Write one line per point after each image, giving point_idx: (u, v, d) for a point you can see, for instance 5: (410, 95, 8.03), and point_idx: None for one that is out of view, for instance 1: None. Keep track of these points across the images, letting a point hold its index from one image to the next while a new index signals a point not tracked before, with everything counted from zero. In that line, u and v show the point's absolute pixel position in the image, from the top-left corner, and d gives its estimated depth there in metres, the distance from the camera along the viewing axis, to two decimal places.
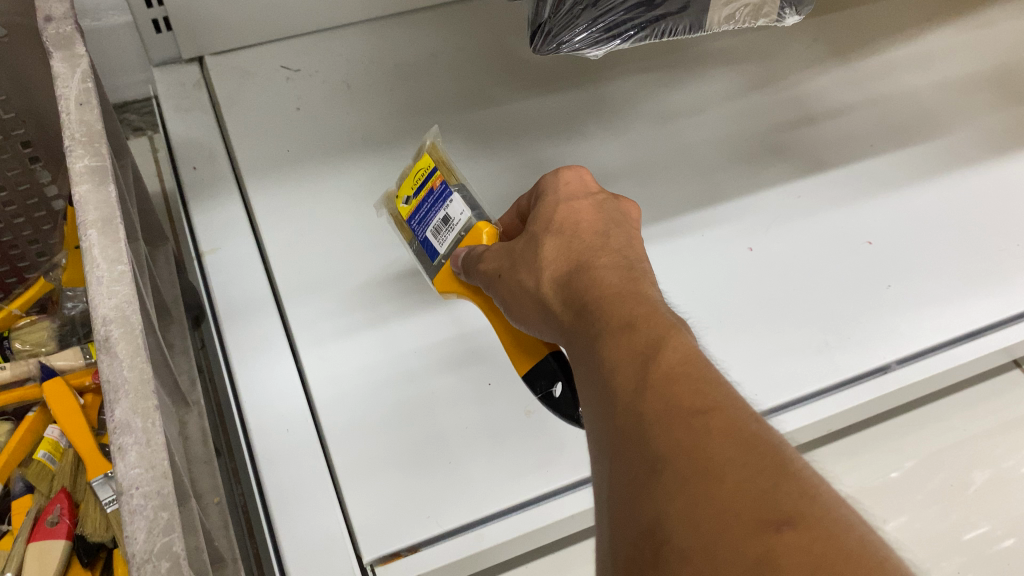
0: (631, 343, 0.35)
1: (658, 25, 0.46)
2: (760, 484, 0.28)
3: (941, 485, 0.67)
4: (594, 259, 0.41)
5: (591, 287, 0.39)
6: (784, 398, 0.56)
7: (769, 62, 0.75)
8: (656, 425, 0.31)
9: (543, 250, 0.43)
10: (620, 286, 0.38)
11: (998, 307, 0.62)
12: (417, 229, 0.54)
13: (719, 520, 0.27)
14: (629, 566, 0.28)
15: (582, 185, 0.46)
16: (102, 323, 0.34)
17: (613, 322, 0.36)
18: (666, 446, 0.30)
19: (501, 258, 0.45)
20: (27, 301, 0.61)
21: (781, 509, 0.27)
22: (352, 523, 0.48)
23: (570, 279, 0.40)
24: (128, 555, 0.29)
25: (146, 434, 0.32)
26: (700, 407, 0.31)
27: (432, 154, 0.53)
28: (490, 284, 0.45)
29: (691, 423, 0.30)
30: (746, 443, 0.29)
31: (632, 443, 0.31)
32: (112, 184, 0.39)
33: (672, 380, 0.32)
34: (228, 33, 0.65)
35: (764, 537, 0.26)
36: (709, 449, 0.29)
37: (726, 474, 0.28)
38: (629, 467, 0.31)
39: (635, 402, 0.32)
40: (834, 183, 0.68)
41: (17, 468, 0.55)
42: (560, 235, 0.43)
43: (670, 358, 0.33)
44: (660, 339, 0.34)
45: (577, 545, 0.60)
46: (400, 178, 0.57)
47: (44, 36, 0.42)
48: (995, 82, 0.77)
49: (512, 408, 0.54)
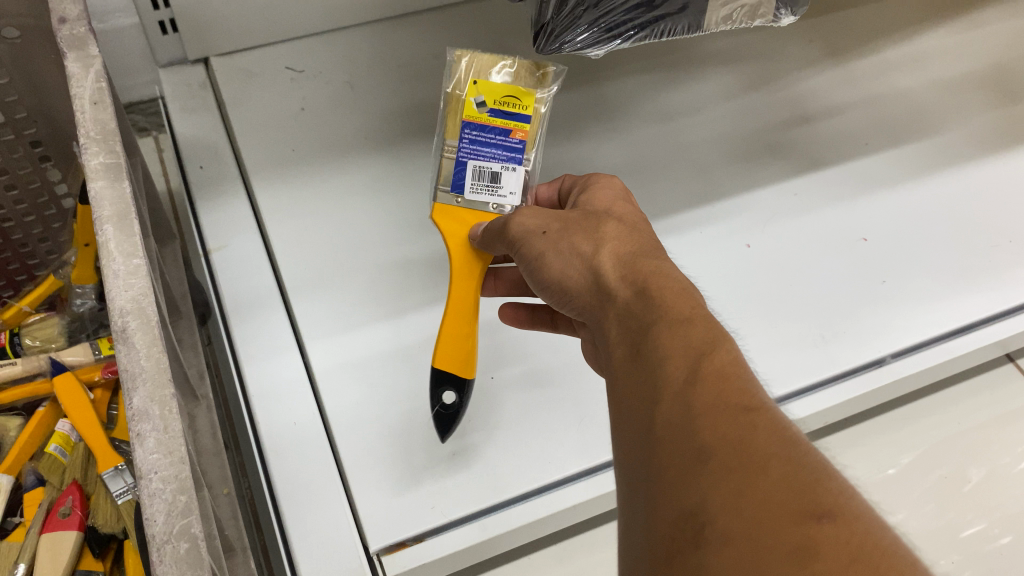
0: (685, 335, 0.35)
1: (657, 25, 0.48)
2: (801, 477, 0.29)
3: (936, 479, 0.68)
4: (646, 256, 0.41)
5: (643, 282, 0.39)
6: (796, 386, 0.57)
7: (765, 63, 0.77)
8: (706, 414, 0.32)
9: (594, 234, 0.43)
10: (672, 282, 0.39)
11: (991, 302, 0.63)
12: (466, 145, 0.52)
13: (764, 508, 0.28)
14: (666, 544, 0.29)
15: (630, 195, 0.48)
16: (120, 314, 0.35)
17: (665, 315, 0.37)
18: (714, 436, 0.31)
19: (547, 220, 0.44)
20: (37, 298, 0.63)
21: (821, 503, 0.28)
22: (358, 514, 0.49)
23: (619, 268, 0.41)
24: (149, 536, 0.30)
25: (164, 421, 0.33)
26: (747, 403, 0.32)
27: (533, 101, 0.53)
28: (524, 241, 0.44)
29: (740, 416, 0.31)
30: (790, 441, 0.31)
31: (678, 427, 0.32)
32: (126, 181, 0.39)
33: (723, 376, 0.33)
34: (233, 34, 0.67)
35: (805, 526, 0.27)
36: (756, 443, 0.30)
37: (772, 467, 0.30)
38: (672, 453, 0.32)
39: (687, 390, 0.33)
40: (830, 181, 0.69)
41: (29, 461, 0.56)
42: (614, 230, 0.43)
43: (721, 359, 0.34)
44: (712, 340, 0.35)
45: (577, 537, 0.61)
46: (485, 62, 0.53)
47: (58, 37, 0.43)
48: (987, 82, 0.78)
49: (513, 401, 0.55)
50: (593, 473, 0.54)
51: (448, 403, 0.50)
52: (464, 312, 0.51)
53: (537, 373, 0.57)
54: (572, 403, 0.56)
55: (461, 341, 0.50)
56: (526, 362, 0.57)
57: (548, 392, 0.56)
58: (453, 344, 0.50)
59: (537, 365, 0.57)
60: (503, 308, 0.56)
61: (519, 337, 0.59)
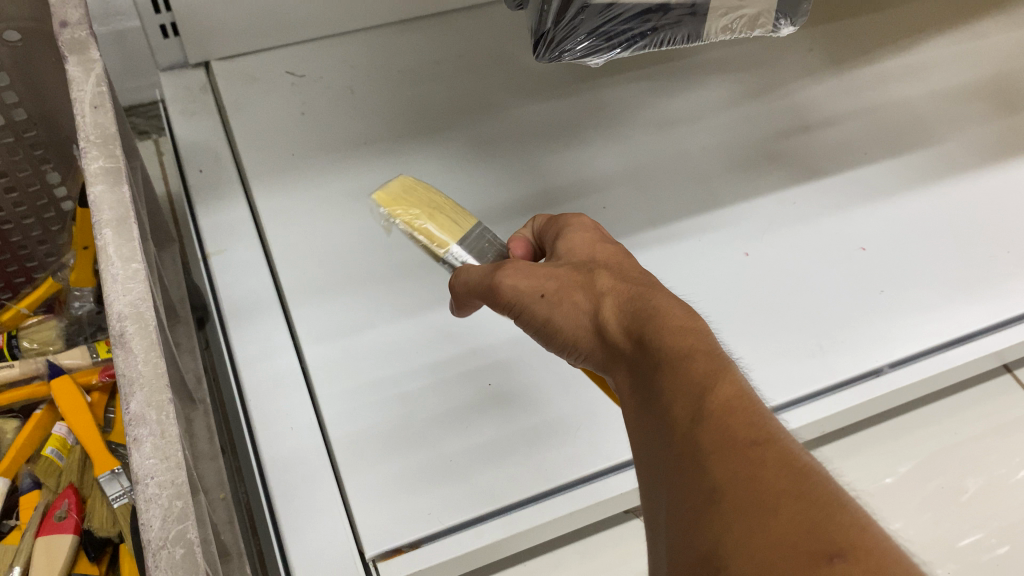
0: (688, 372, 0.35)
1: (658, 35, 0.48)
2: (813, 516, 0.29)
3: (934, 489, 0.68)
4: (649, 291, 0.41)
5: (651, 319, 0.39)
6: (795, 394, 0.58)
7: (765, 72, 0.77)
8: (712, 456, 0.32)
9: (591, 283, 0.43)
10: (678, 317, 0.38)
11: (989, 313, 0.64)
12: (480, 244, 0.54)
13: (777, 549, 0.28)
14: None
15: (606, 233, 0.48)
16: (118, 318, 0.35)
17: (669, 355, 0.37)
18: (722, 479, 0.31)
19: (540, 280, 0.43)
20: (34, 301, 0.62)
21: (833, 542, 0.28)
22: (355, 521, 0.49)
23: (622, 309, 0.41)
24: (144, 541, 0.30)
25: (161, 425, 0.33)
26: (754, 438, 0.32)
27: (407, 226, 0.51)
28: (521, 305, 0.43)
29: (746, 454, 0.31)
30: (799, 475, 0.30)
31: (689, 474, 0.33)
32: (125, 185, 0.39)
33: (728, 411, 0.33)
34: (233, 39, 0.67)
35: (818, 568, 0.27)
36: (764, 481, 0.30)
37: (782, 505, 0.29)
38: (687, 497, 0.32)
39: (693, 434, 0.33)
40: (828, 190, 0.70)
41: (25, 464, 0.55)
42: (612, 269, 0.44)
43: (726, 391, 0.34)
44: (716, 373, 0.35)
45: (574, 545, 0.61)
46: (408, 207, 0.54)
47: (59, 41, 0.43)
48: (985, 93, 0.79)
49: (512, 408, 0.55)
50: (591, 479, 0.54)
51: None
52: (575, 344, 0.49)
53: (534, 380, 0.57)
54: (569, 411, 0.56)
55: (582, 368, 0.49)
56: (524, 371, 0.58)
57: (546, 401, 0.56)
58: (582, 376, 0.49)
59: (536, 373, 0.58)
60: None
61: (517, 344, 0.59)
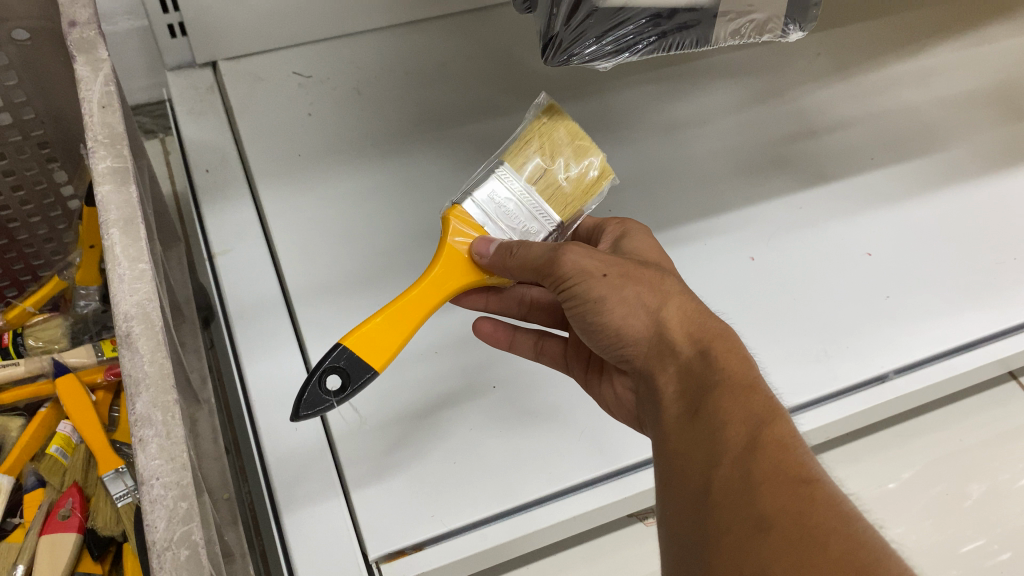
0: (748, 400, 0.36)
1: (666, 40, 0.48)
2: (862, 555, 0.29)
3: (937, 495, 0.67)
4: (711, 317, 0.42)
5: (718, 344, 0.40)
6: (802, 400, 0.57)
7: (771, 77, 0.77)
8: (765, 483, 0.33)
9: (654, 285, 0.43)
10: (742, 350, 0.40)
11: (996, 319, 0.63)
12: (526, 210, 0.48)
13: None
14: None
15: (664, 251, 0.49)
16: (125, 318, 0.35)
17: (733, 379, 0.37)
18: (773, 508, 0.32)
19: (604, 262, 0.43)
20: (40, 299, 0.62)
21: None
22: (358, 522, 0.48)
23: (685, 328, 0.41)
24: (149, 542, 0.30)
25: (166, 427, 0.33)
26: (806, 475, 0.33)
27: (542, 136, 0.48)
28: (579, 282, 0.42)
29: (797, 487, 0.32)
30: (847, 517, 0.31)
31: (737, 492, 0.33)
32: (133, 185, 0.39)
33: (784, 445, 0.34)
34: (241, 40, 0.67)
35: None
36: (815, 517, 0.31)
37: (831, 543, 0.30)
38: (731, 517, 0.32)
39: (748, 459, 0.34)
40: (834, 195, 0.69)
41: (29, 463, 0.56)
42: (677, 282, 0.44)
43: (783, 427, 0.35)
44: (776, 407, 0.36)
45: (577, 549, 0.61)
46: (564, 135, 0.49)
47: (68, 40, 0.43)
48: (992, 99, 0.79)
49: (516, 410, 0.56)
50: (594, 483, 0.54)
51: (329, 388, 0.41)
52: (419, 309, 0.44)
53: (538, 385, 0.57)
54: (573, 414, 0.56)
55: (389, 324, 0.43)
56: (527, 372, 0.58)
57: (549, 407, 0.56)
58: (378, 330, 0.43)
59: (540, 378, 0.58)
60: (479, 323, 0.56)
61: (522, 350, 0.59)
